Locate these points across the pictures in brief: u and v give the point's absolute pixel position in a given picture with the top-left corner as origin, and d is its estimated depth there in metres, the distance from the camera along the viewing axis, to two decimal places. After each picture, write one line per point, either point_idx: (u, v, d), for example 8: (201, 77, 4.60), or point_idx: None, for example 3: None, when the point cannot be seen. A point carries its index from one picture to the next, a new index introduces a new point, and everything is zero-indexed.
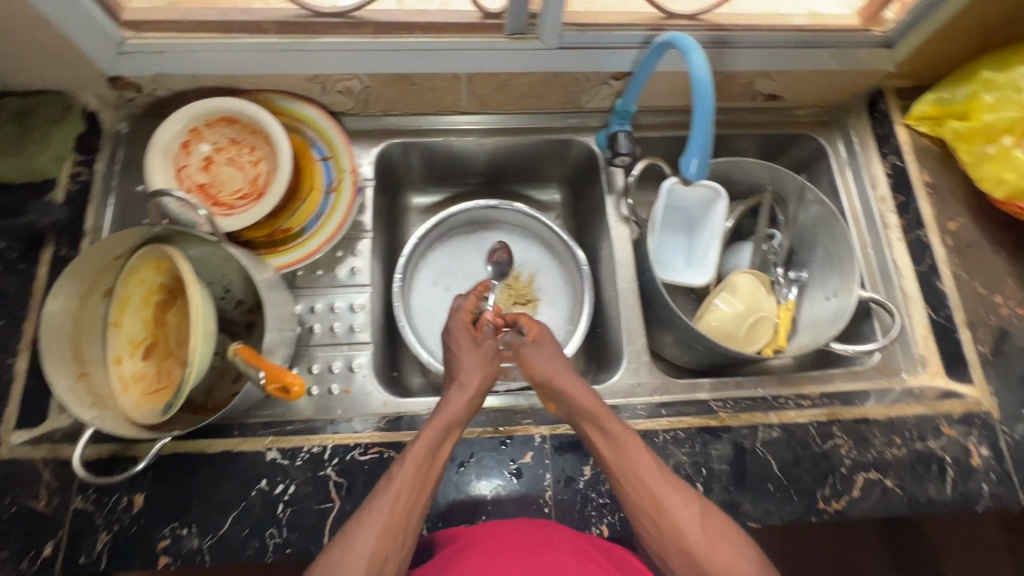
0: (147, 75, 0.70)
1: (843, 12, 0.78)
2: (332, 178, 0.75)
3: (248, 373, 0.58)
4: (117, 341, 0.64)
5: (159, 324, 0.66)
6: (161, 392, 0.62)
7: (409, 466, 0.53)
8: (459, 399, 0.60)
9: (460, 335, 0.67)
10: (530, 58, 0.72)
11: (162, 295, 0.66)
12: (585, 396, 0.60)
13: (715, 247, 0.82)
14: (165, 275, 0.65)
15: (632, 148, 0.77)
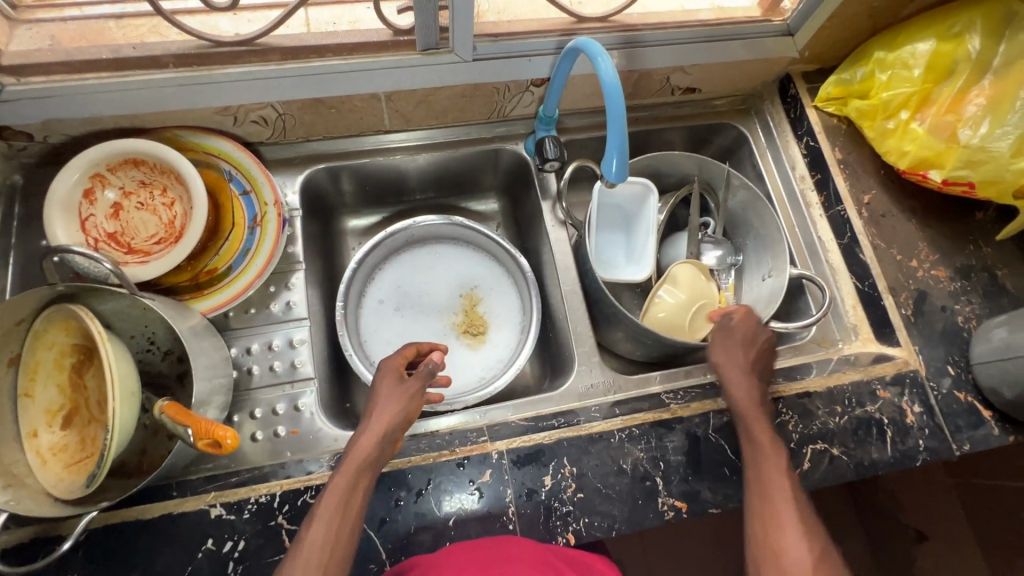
0: (37, 123, 0.65)
1: (744, 4, 0.81)
2: (255, 213, 0.72)
3: (177, 431, 0.54)
4: (31, 413, 0.59)
5: (77, 388, 0.61)
6: (86, 461, 0.58)
7: (317, 528, 0.53)
8: (367, 440, 0.59)
9: (381, 375, 0.66)
10: (447, 72, 0.71)
11: (76, 355, 0.62)
12: (745, 403, 0.65)
13: (653, 241, 0.83)
14: (78, 335, 0.61)
15: (559, 152, 0.77)
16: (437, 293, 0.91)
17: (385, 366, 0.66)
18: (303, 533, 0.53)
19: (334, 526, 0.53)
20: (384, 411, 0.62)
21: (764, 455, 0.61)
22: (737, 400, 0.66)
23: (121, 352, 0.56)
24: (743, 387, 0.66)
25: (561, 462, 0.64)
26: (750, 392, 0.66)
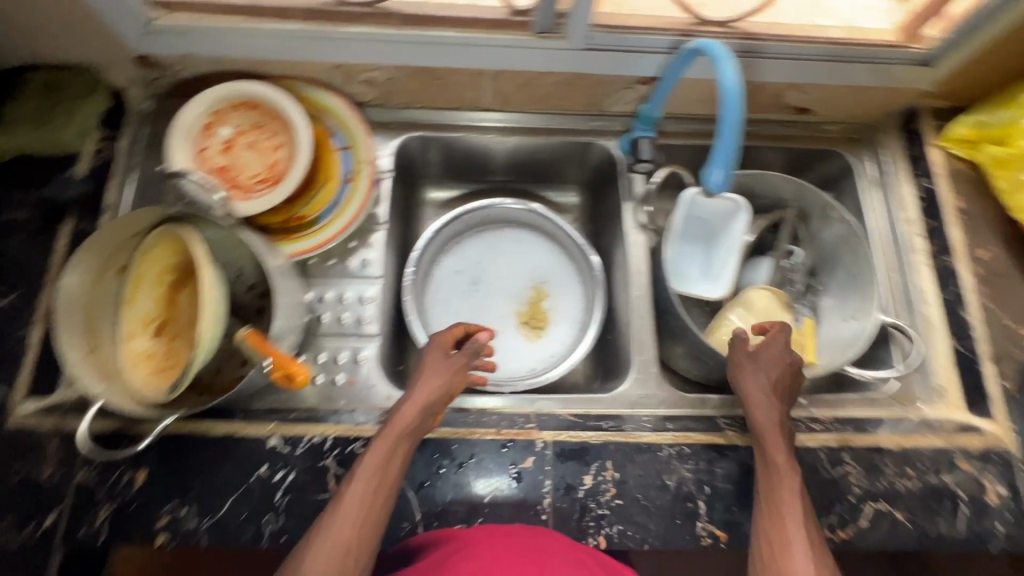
0: (175, 55, 0.71)
1: (882, 26, 0.75)
2: (350, 168, 0.74)
3: (254, 359, 0.59)
4: (130, 318, 0.64)
5: (171, 303, 0.66)
6: (169, 372, 0.63)
7: (356, 484, 0.54)
8: (408, 408, 0.60)
9: (428, 349, 0.67)
10: (555, 57, 0.71)
11: (176, 275, 0.66)
12: (765, 422, 0.62)
13: (733, 261, 0.81)
14: (181, 255, 0.65)
15: (654, 155, 0.76)
16: (502, 275, 0.92)
17: (432, 341, 0.67)
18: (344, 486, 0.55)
19: (372, 484, 0.55)
20: (428, 382, 0.63)
21: (779, 478, 0.57)
22: (760, 426, 0.62)
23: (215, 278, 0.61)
24: (768, 414, 0.62)
25: (604, 464, 0.63)
26: (776, 414, 0.62)
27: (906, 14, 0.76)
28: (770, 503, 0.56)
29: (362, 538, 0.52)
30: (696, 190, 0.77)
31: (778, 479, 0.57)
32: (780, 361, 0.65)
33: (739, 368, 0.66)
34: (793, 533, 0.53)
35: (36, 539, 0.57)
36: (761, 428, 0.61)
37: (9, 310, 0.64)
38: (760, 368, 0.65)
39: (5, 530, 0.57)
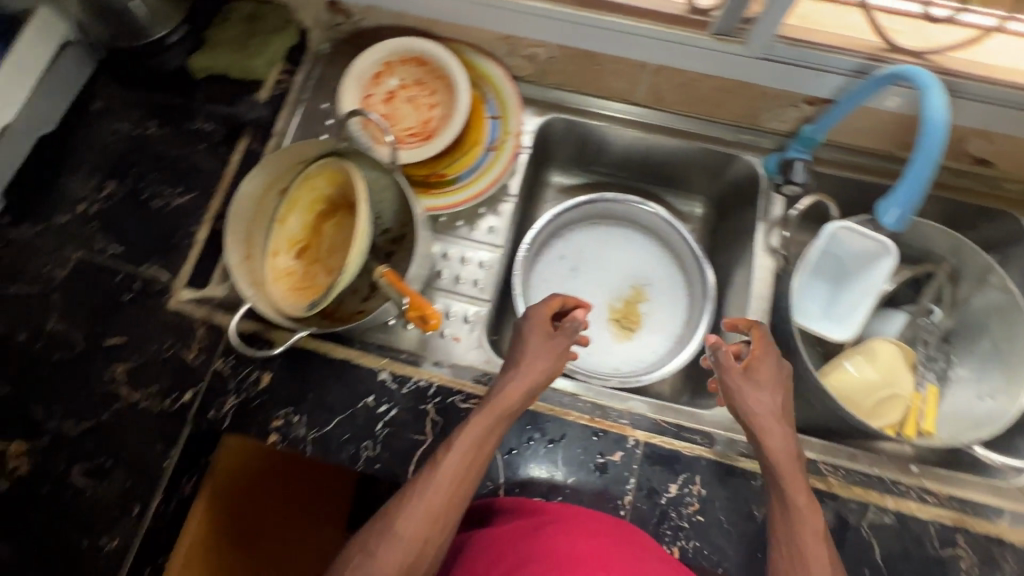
0: (362, 4, 0.75)
1: None
2: (496, 137, 0.77)
3: (391, 295, 0.62)
4: (279, 236, 0.70)
5: (315, 231, 0.71)
6: (304, 292, 0.68)
7: (453, 456, 0.56)
8: (513, 390, 0.60)
9: (532, 325, 0.66)
10: (726, 60, 0.69)
11: (325, 205, 0.71)
12: (777, 450, 0.58)
13: (866, 306, 0.76)
14: (333, 188, 0.70)
15: (806, 178, 0.73)
16: (608, 270, 0.91)
17: (530, 317, 0.66)
18: (440, 458, 0.56)
19: (468, 460, 0.57)
20: (533, 362, 0.63)
21: (801, 521, 0.55)
22: (775, 458, 0.58)
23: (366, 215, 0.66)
24: (781, 443, 0.58)
25: (693, 478, 0.62)
26: (786, 440, 0.59)
27: None
28: (789, 541, 0.54)
29: (451, 509, 0.55)
30: (841, 225, 0.74)
31: (799, 515, 0.55)
32: (776, 379, 0.61)
33: (736, 389, 0.61)
34: None
35: (174, 409, 0.64)
36: (778, 460, 0.57)
37: (185, 206, 0.72)
38: (758, 387, 0.60)
39: (153, 395, 0.65)
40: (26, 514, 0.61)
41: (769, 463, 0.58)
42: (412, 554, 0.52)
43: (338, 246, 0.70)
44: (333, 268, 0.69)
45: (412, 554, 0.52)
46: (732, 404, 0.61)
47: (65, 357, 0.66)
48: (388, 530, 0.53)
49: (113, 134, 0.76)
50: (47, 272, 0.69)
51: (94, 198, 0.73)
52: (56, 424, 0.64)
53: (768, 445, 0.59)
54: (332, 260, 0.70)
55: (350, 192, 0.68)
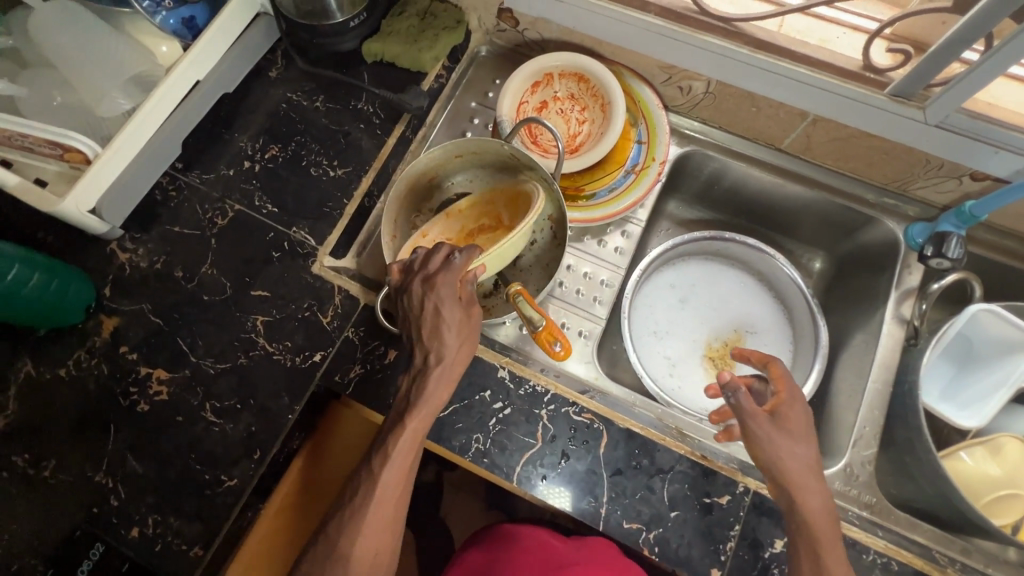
0: (531, 16, 0.78)
1: None
2: (639, 162, 0.78)
3: (529, 314, 0.63)
4: (440, 225, 0.69)
5: (467, 237, 0.70)
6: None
7: (393, 468, 0.55)
8: (437, 388, 0.58)
9: (447, 303, 0.58)
10: (898, 123, 0.67)
11: (489, 221, 0.71)
12: (814, 510, 0.53)
13: (1000, 397, 0.71)
14: (510, 212, 0.70)
15: (960, 254, 0.70)
16: (717, 309, 0.90)
17: (445, 272, 0.58)
18: (380, 471, 0.55)
19: (403, 465, 0.56)
20: (451, 337, 0.58)
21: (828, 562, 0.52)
22: (808, 514, 0.53)
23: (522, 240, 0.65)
24: (813, 500, 0.53)
25: None
26: (820, 496, 0.54)
27: None
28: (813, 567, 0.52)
29: (397, 514, 0.56)
30: (984, 309, 0.70)
31: None
32: (802, 428, 0.56)
33: (766, 439, 0.54)
34: None
35: (304, 366, 0.68)
36: (809, 517, 0.53)
37: (339, 179, 0.77)
38: (791, 437, 0.55)
39: (288, 349, 0.69)
40: (161, 438, 0.66)
41: (797, 520, 0.54)
42: (376, 560, 0.54)
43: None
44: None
45: (375, 560, 0.54)
46: (758, 455, 0.55)
47: (214, 299, 0.71)
48: (342, 542, 0.53)
49: (283, 102, 0.81)
50: (208, 219, 0.75)
51: (258, 158, 0.78)
52: (197, 360, 0.69)
53: (803, 505, 0.54)
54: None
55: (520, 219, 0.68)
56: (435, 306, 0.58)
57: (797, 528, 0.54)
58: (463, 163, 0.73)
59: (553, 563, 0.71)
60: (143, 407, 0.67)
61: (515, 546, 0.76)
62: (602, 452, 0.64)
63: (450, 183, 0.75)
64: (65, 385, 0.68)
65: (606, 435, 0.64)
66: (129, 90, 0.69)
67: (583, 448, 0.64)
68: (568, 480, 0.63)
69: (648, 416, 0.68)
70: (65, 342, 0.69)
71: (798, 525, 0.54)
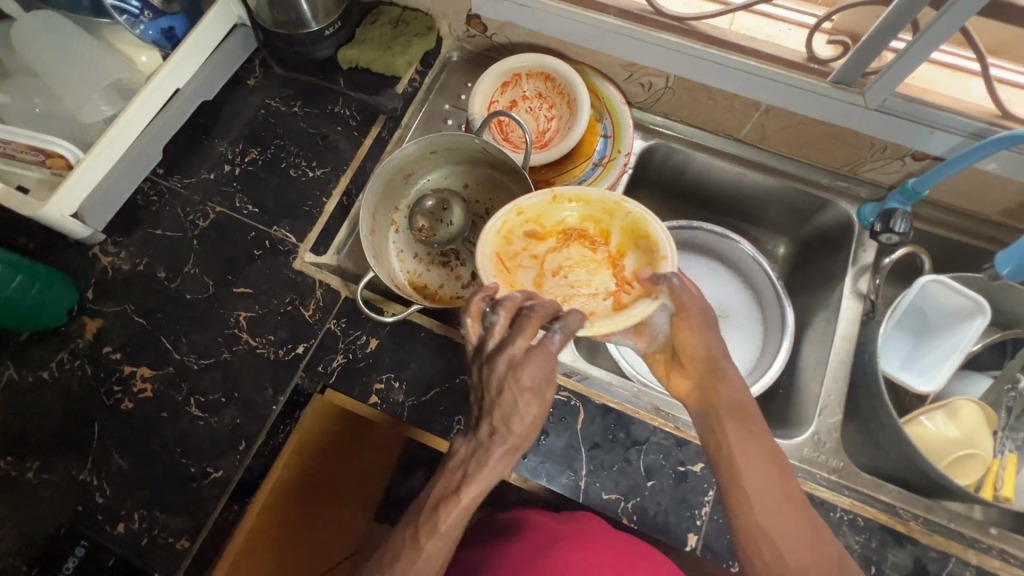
0: (498, 21, 0.83)
1: None
2: (605, 154, 0.82)
3: None
4: (543, 204, 0.67)
5: (565, 231, 0.69)
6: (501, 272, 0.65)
7: (436, 548, 0.48)
8: (498, 464, 0.50)
9: (527, 396, 0.51)
10: (842, 108, 0.72)
11: (593, 228, 0.68)
12: (739, 398, 0.59)
13: (952, 362, 0.75)
14: (622, 234, 0.66)
15: (907, 229, 0.74)
16: None
17: (533, 357, 0.52)
18: (425, 543, 0.48)
19: (447, 542, 0.48)
20: (521, 427, 0.51)
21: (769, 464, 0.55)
22: (738, 399, 0.59)
23: (636, 299, 0.61)
24: (736, 383, 0.60)
25: None
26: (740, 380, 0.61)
27: None
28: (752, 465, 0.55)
29: None
30: (933, 279, 0.74)
31: (770, 476, 0.54)
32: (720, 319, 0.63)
33: (697, 323, 0.61)
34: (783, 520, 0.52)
35: (287, 358, 0.70)
36: (739, 403, 0.59)
37: (318, 180, 0.79)
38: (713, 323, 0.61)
39: (271, 343, 0.70)
40: (146, 434, 0.66)
41: (725, 400, 0.59)
42: None
43: (565, 275, 0.68)
44: (544, 288, 0.67)
45: None
46: (688, 338, 0.61)
47: (197, 298, 0.73)
48: None
49: (262, 108, 0.84)
50: (189, 221, 0.77)
51: (238, 162, 0.81)
52: (181, 358, 0.70)
53: (729, 393, 0.59)
54: (549, 281, 0.67)
55: (628, 257, 0.65)
56: (513, 396, 0.51)
57: (722, 412, 0.59)
58: (437, 159, 0.77)
59: (545, 543, 0.67)
60: (127, 405, 0.68)
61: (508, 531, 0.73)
62: (580, 427, 0.66)
63: (426, 179, 0.79)
64: (49, 386, 0.68)
65: (583, 411, 0.67)
66: (110, 97, 0.71)
67: (561, 425, 0.66)
68: (549, 455, 0.65)
69: (626, 393, 0.69)
70: (48, 344, 0.70)
71: (727, 413, 0.58)
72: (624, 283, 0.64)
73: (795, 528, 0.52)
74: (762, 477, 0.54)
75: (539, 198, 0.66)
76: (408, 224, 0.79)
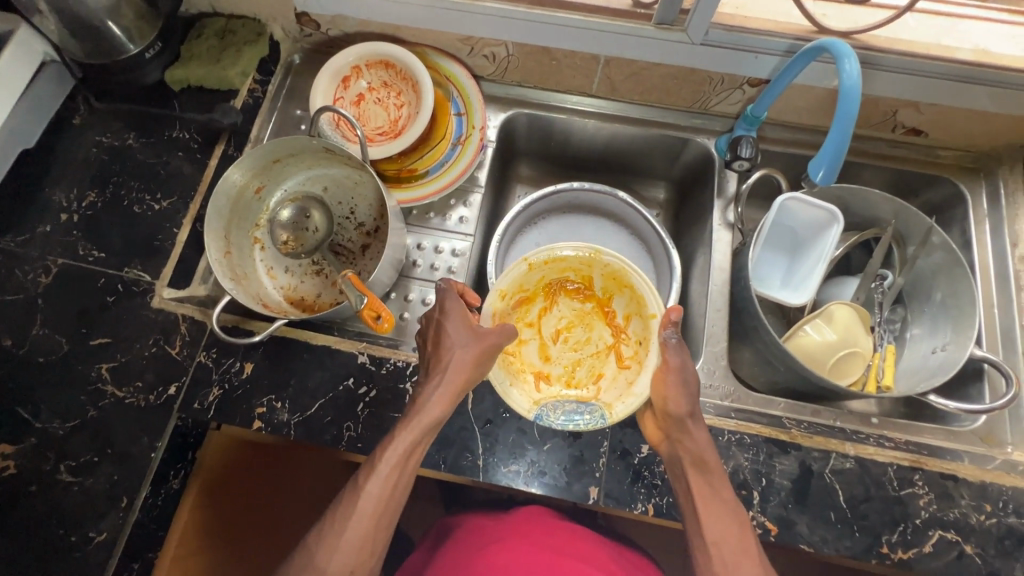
0: (327, 15, 0.80)
1: (1001, 49, 0.67)
2: (462, 132, 0.81)
3: (350, 294, 0.64)
4: (519, 275, 0.69)
5: (549, 288, 0.72)
6: (514, 372, 0.67)
7: (377, 479, 0.55)
8: (436, 397, 0.59)
9: (453, 323, 0.62)
10: (672, 48, 0.73)
11: (576, 279, 0.71)
12: (702, 446, 0.58)
13: (819, 271, 0.79)
14: (604, 282, 0.70)
15: (753, 153, 0.78)
16: None
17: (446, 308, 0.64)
18: (364, 483, 0.55)
19: (391, 477, 0.56)
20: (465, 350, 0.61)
21: (728, 512, 0.56)
22: (703, 449, 0.58)
23: (639, 348, 0.67)
24: (704, 437, 0.59)
25: None
26: (704, 432, 0.60)
27: (993, 41, 0.68)
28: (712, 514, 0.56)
29: (378, 537, 0.55)
30: (790, 197, 0.77)
31: (731, 530, 0.55)
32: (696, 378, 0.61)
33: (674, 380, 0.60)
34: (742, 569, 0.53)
35: (159, 402, 0.66)
36: (706, 456, 0.58)
37: (165, 211, 0.75)
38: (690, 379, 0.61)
39: (139, 390, 0.67)
40: (16, 513, 0.62)
41: (688, 453, 0.58)
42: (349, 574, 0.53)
43: (564, 335, 0.72)
44: (551, 357, 0.71)
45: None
46: (663, 391, 0.60)
47: (50, 359, 0.68)
48: (313, 562, 0.53)
49: (94, 146, 0.79)
50: (29, 280, 0.71)
51: (76, 209, 0.75)
52: (43, 426, 0.65)
53: (693, 443, 0.59)
54: (554, 349, 0.71)
55: (615, 302, 0.70)
56: (442, 330, 0.62)
57: (688, 466, 0.58)
58: (286, 168, 0.75)
59: (479, 542, 0.76)
60: None
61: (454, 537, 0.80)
62: (470, 408, 0.67)
63: (280, 190, 0.76)
64: None
65: (471, 391, 0.67)
66: None
67: (452, 409, 0.66)
68: (444, 443, 0.65)
69: None
70: None
71: (696, 465, 0.58)
72: (622, 332, 0.69)
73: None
74: (725, 528, 0.55)
75: (515, 271, 0.68)
76: (272, 239, 0.76)
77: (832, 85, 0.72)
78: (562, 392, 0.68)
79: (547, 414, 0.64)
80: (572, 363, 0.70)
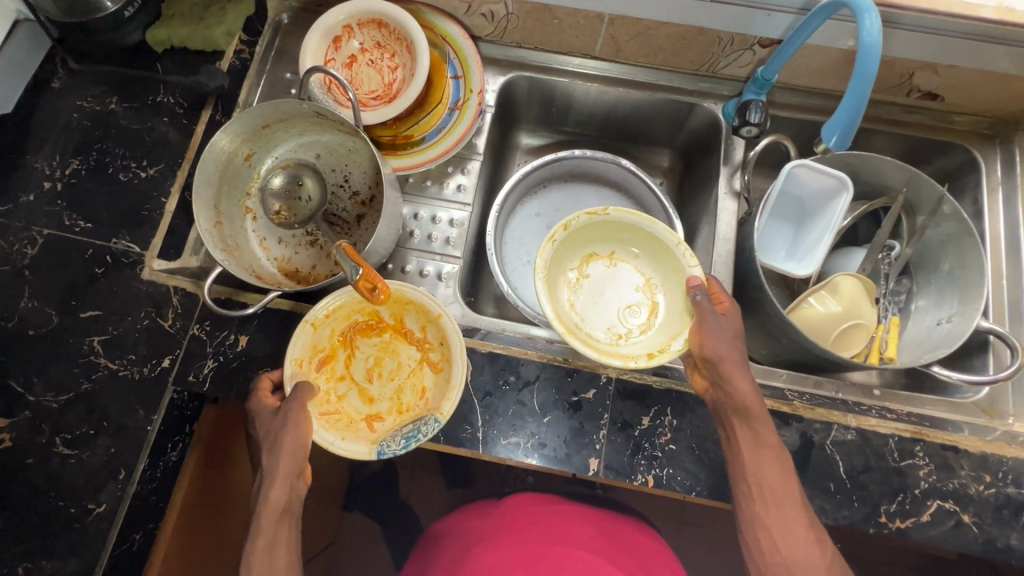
0: None
1: None
2: (459, 97, 0.78)
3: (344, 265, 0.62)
4: (305, 340, 0.64)
5: (343, 339, 0.67)
6: (344, 427, 0.62)
7: None
8: (272, 490, 0.54)
9: (259, 423, 0.59)
10: (680, 6, 0.69)
11: (365, 317, 0.68)
12: (747, 392, 0.57)
13: (826, 240, 0.77)
14: (388, 307, 0.68)
15: (762, 118, 0.74)
16: None
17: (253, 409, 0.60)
18: None
19: None
20: (284, 434, 0.56)
21: (763, 451, 0.57)
22: (743, 395, 0.57)
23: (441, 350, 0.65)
24: (746, 384, 0.58)
25: (664, 410, 0.65)
26: (749, 381, 0.58)
27: None
28: (754, 465, 0.57)
29: None
30: (799, 165, 0.74)
31: (765, 479, 0.56)
32: (731, 328, 0.60)
33: (705, 326, 0.59)
34: (771, 518, 0.55)
35: (154, 374, 0.66)
36: (749, 402, 0.57)
37: (152, 179, 0.73)
38: (723, 328, 0.60)
39: (132, 362, 0.66)
40: (13, 485, 0.62)
41: (730, 402, 0.58)
42: None
43: (377, 371, 0.68)
44: (374, 398, 0.66)
45: None
46: (699, 339, 0.60)
47: (40, 332, 0.66)
48: None
49: (75, 112, 0.75)
50: (16, 251, 0.69)
51: (59, 176, 0.72)
52: (37, 399, 0.64)
53: (736, 389, 0.58)
54: (373, 388, 0.67)
55: (407, 321, 0.68)
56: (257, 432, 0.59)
57: (732, 412, 0.59)
58: (277, 133, 0.72)
59: (470, 540, 0.80)
60: None
61: (452, 533, 0.84)
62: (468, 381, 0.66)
63: (272, 157, 0.74)
64: None
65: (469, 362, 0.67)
66: None
67: None
68: None
69: (517, 336, 0.70)
70: None
71: (740, 410, 0.58)
72: (423, 344, 0.67)
73: (795, 522, 0.55)
74: (762, 480, 0.56)
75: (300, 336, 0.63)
76: (264, 209, 0.73)
77: (848, 45, 0.69)
78: (398, 422, 0.64)
79: (387, 447, 0.60)
80: (396, 392, 0.66)
